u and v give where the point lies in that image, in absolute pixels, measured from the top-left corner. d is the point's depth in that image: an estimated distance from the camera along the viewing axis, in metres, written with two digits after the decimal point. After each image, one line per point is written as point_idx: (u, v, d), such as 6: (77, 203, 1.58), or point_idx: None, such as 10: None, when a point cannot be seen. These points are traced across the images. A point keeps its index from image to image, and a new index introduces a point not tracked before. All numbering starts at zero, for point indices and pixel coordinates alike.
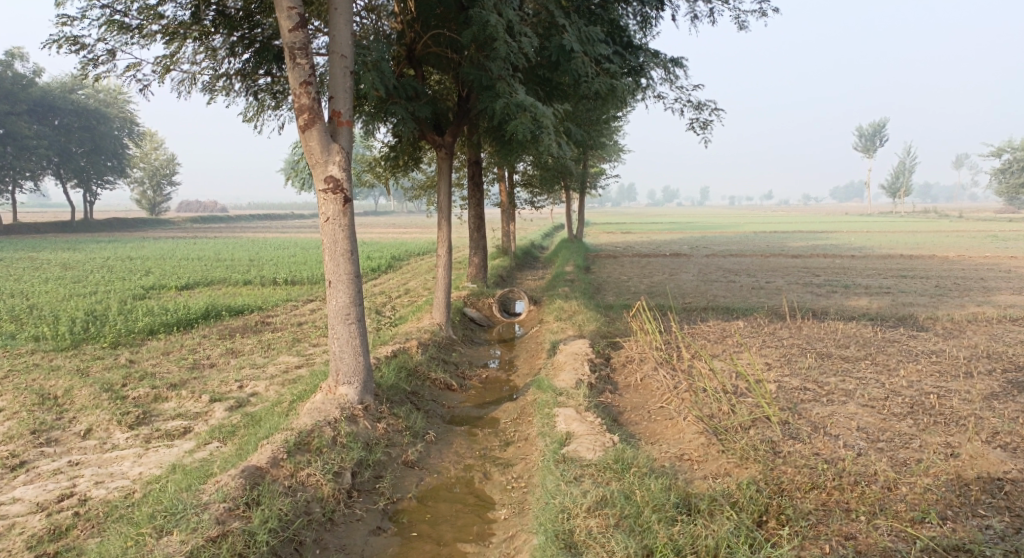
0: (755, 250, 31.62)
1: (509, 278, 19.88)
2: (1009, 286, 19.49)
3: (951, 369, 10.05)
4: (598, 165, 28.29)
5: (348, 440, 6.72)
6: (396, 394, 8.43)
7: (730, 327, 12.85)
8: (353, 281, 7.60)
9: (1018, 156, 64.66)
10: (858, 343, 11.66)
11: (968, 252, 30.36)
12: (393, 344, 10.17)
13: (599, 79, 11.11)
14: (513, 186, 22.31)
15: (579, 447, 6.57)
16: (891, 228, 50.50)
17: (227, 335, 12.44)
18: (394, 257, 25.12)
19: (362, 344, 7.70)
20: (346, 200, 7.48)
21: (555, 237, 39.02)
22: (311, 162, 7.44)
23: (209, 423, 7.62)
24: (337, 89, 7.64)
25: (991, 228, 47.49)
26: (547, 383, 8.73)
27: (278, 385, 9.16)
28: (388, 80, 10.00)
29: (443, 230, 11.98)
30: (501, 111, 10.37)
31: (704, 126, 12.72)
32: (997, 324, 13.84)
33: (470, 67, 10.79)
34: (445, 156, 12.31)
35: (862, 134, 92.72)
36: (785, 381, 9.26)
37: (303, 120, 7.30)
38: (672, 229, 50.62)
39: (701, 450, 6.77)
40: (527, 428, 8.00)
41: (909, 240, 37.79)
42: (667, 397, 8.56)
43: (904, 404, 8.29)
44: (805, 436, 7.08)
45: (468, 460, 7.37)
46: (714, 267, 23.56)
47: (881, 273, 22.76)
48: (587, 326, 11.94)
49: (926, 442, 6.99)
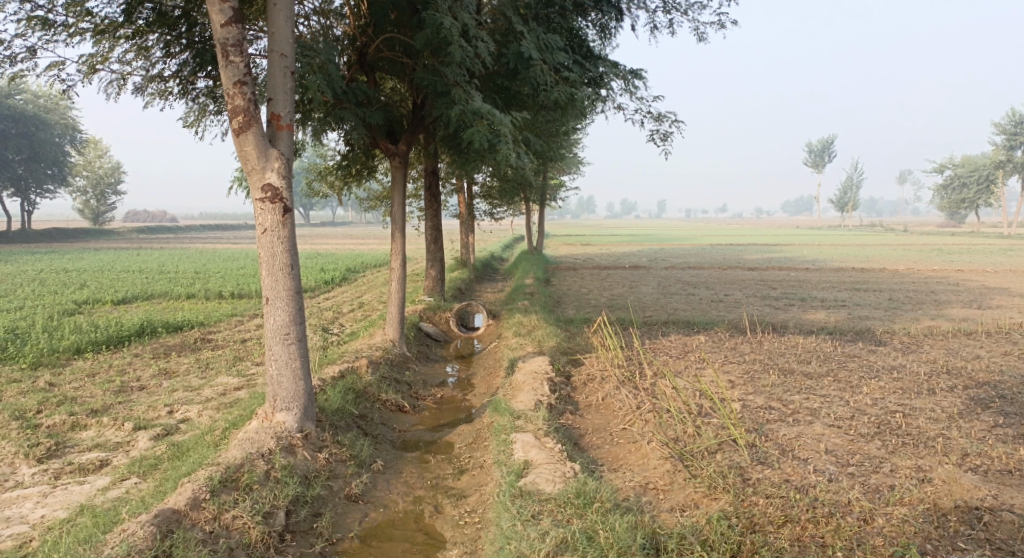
0: (711, 263, 31.65)
1: (467, 291, 19.39)
2: (960, 300, 19.72)
3: (913, 385, 9.88)
4: (557, 177, 28.03)
5: (283, 474, 6.15)
6: (341, 418, 7.85)
7: (691, 342, 12.58)
8: (294, 298, 7.01)
9: (959, 172, 66.73)
10: (819, 359, 11.46)
11: (917, 266, 30.85)
12: (341, 363, 9.58)
13: (558, 88, 10.74)
14: (471, 197, 21.82)
15: (537, 479, 6.09)
16: (842, 242, 51.32)
17: (162, 354, 11.70)
18: (348, 269, 24.37)
19: (303, 366, 7.11)
20: (286, 210, 6.91)
21: (515, 249, 38.67)
22: (246, 168, 6.84)
23: (130, 455, 7.07)
24: (276, 90, 7.06)
25: (937, 242, 48.86)
26: (503, 405, 8.23)
27: (212, 410, 8.55)
28: (336, 83, 9.44)
29: (396, 242, 11.40)
30: (457, 118, 9.92)
31: (665, 137, 12.47)
32: (952, 338, 13.85)
33: (424, 72, 10.29)
34: (400, 165, 11.78)
35: (811, 150, 94.85)
36: (749, 399, 8.94)
37: (237, 122, 6.71)
38: (628, 241, 50.75)
39: (666, 478, 6.37)
40: (482, 454, 7.50)
41: (859, 254, 38.41)
42: (630, 419, 8.17)
43: (871, 424, 8.03)
44: (774, 460, 6.72)
45: (418, 491, 6.83)
46: (672, 280, 23.40)
47: (835, 286, 22.88)
48: (546, 342, 11.50)
49: (897, 466, 6.70)
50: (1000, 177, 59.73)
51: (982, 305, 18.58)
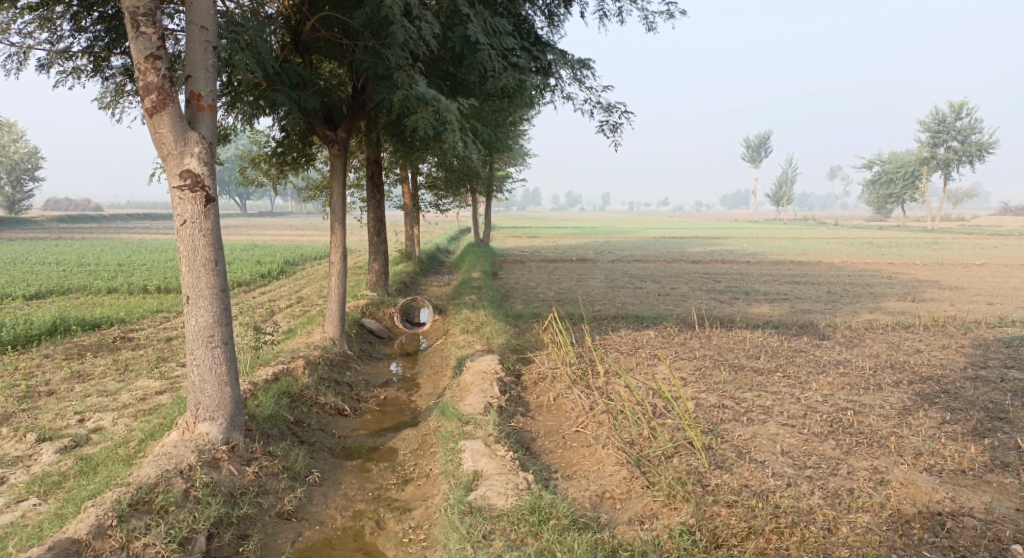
0: (656, 256, 31.87)
1: (411, 284, 18.83)
2: (894, 293, 20.18)
3: (862, 381, 9.85)
4: (503, 169, 27.59)
5: (205, 493, 5.60)
6: (274, 426, 7.27)
7: (640, 338, 12.38)
8: (218, 297, 6.39)
9: (887, 169, 69.23)
10: (767, 354, 11.38)
11: (851, 259, 31.67)
12: (275, 364, 8.97)
13: (506, 74, 10.31)
14: (415, 188, 21.19)
15: (488, 492, 5.67)
16: (779, 236, 52.36)
17: (75, 354, 10.89)
18: (286, 261, 23.50)
19: (228, 371, 6.50)
20: (208, 200, 6.28)
21: (460, 241, 38.14)
22: (162, 153, 6.18)
23: (31, 472, 6.57)
24: (196, 66, 6.38)
25: (867, 236, 50.70)
26: (451, 409, 7.77)
27: (129, 418, 7.98)
28: (266, 62, 8.75)
29: (336, 234, 10.76)
30: (400, 104, 9.40)
31: (615, 129, 12.18)
32: (892, 331, 14.04)
33: (364, 54, 9.70)
34: (339, 153, 11.11)
35: (748, 145, 96.90)
36: (702, 398, 8.72)
37: (151, 101, 6.06)
38: (574, 233, 50.76)
39: (623, 486, 6.07)
40: (428, 462, 7.05)
41: (794, 247, 39.25)
42: (582, 420, 7.87)
43: (824, 422, 7.90)
44: (731, 464, 6.47)
45: (358, 504, 6.34)
46: (619, 274, 23.32)
47: (775, 279, 23.18)
48: (494, 339, 11.09)
49: (854, 467, 6.56)
50: (924, 174, 62.13)
51: (916, 298, 19.01)
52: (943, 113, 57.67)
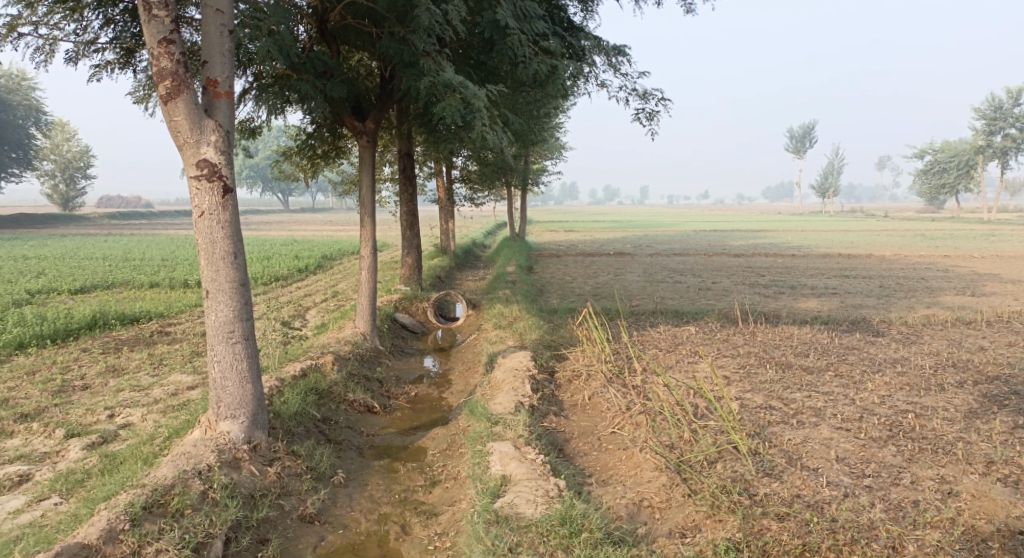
0: (698, 249, 31.11)
1: (447, 279, 18.61)
2: (951, 287, 19.20)
3: (921, 381, 9.21)
4: (540, 162, 27.19)
5: (223, 496, 5.37)
6: (299, 424, 7.03)
7: (681, 334, 11.89)
8: (237, 291, 6.15)
9: (940, 158, 66.75)
10: (817, 352, 10.78)
11: (904, 251, 30.42)
12: (304, 360, 8.76)
13: (538, 60, 9.93)
14: (451, 181, 20.94)
15: (516, 500, 5.33)
16: (826, 229, 50.76)
17: (112, 349, 10.88)
18: (324, 256, 23.52)
19: (250, 367, 6.26)
20: (225, 190, 6.05)
21: (498, 236, 37.91)
22: (178, 142, 5.96)
23: (55, 469, 6.44)
24: (212, 51, 6.14)
25: (920, 228, 48.92)
26: (480, 408, 7.44)
27: (158, 414, 7.85)
28: (290, 49, 8.52)
29: (367, 228, 10.51)
30: (427, 92, 9.11)
31: (652, 117, 11.71)
32: (952, 327, 13.24)
33: (391, 39, 9.40)
34: (369, 144, 10.84)
35: (794, 136, 94.47)
36: (747, 398, 8.23)
37: (165, 88, 5.85)
38: (613, 228, 50.06)
39: (662, 494, 5.68)
40: (456, 464, 6.73)
41: (842, 239, 37.92)
42: (619, 421, 7.47)
43: (882, 426, 7.33)
44: (781, 472, 5.99)
45: (384, 507, 6.05)
46: (659, 268, 22.73)
47: (823, 273, 22.29)
48: (528, 335, 10.73)
49: (917, 476, 6.02)
50: (981, 163, 59.67)
51: (975, 293, 18.01)
52: (1000, 98, 55.27)
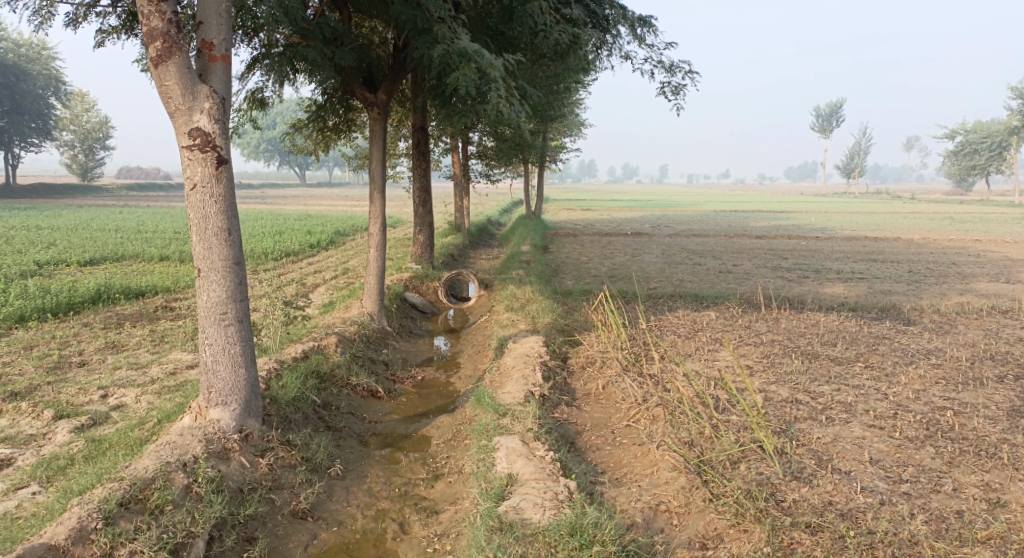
0: (718, 229, 30.42)
1: (460, 257, 18.20)
2: (984, 273, 18.46)
3: (957, 374, 8.66)
4: (557, 139, 26.54)
5: (208, 490, 5.04)
6: (297, 410, 6.67)
7: (701, 319, 11.40)
8: (231, 271, 5.75)
9: (970, 139, 64.91)
10: (845, 341, 10.24)
11: (934, 235, 29.52)
12: (307, 341, 8.39)
13: (559, 28, 9.36)
14: (466, 157, 20.43)
15: (522, 503, 4.94)
16: (849, 210, 49.66)
17: (114, 324, 10.60)
18: (337, 232, 23.14)
19: (244, 351, 5.88)
20: (219, 162, 5.63)
21: (515, 214, 37.38)
22: (168, 109, 5.53)
23: (40, 454, 6.13)
24: (208, 11, 5.66)
25: (947, 210, 47.75)
26: (487, 397, 7.03)
27: (153, 395, 7.52)
28: (294, 13, 8.02)
29: (376, 203, 10.08)
30: (440, 60, 8.61)
31: (677, 91, 11.13)
32: (987, 317, 12.60)
33: (403, 4, 8.86)
34: (379, 117, 10.30)
35: (819, 114, 92.46)
36: (772, 391, 7.75)
37: (156, 50, 5.40)
38: (632, 207, 49.33)
39: (681, 497, 5.26)
40: (461, 456, 6.35)
41: (867, 222, 36.93)
42: (634, 414, 7.03)
43: (918, 424, 6.82)
44: (811, 475, 5.53)
45: (382, 502, 5.69)
46: (677, 248, 22.12)
47: (849, 256, 21.61)
48: (541, 318, 10.29)
49: (960, 482, 5.53)
50: (1012, 144, 57.87)
51: (1010, 279, 17.28)
52: None
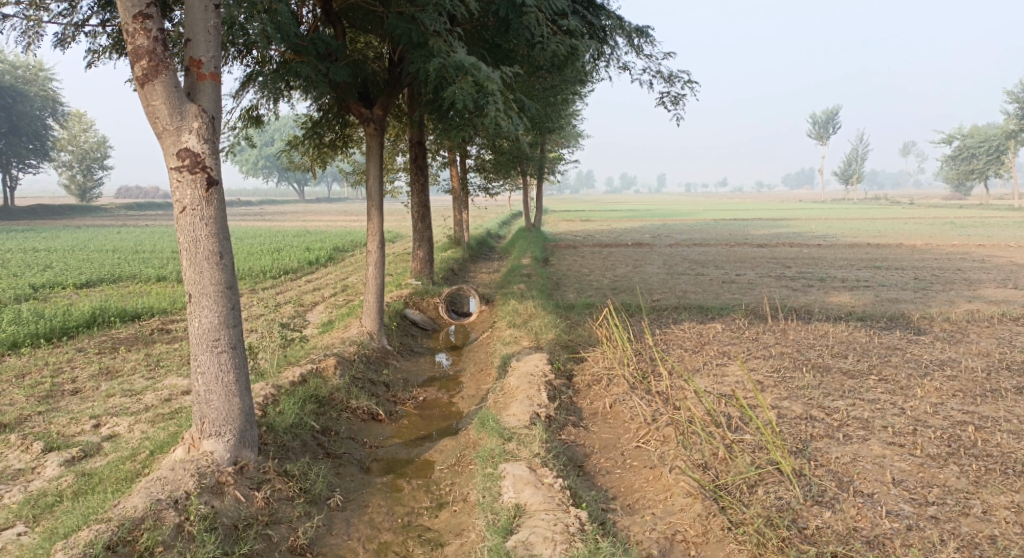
0: (720, 238, 30.21)
1: (461, 272, 17.98)
2: (991, 279, 18.22)
3: (974, 386, 8.42)
4: (556, 151, 26.38)
5: (200, 529, 4.86)
6: (295, 438, 6.42)
7: (707, 332, 11.16)
8: (224, 296, 5.53)
9: (967, 144, 64.87)
10: (856, 352, 9.99)
11: (937, 240, 29.30)
12: (305, 364, 8.16)
13: (556, 40, 9.19)
14: (464, 171, 20.27)
15: (532, 538, 4.71)
16: (850, 216, 49.42)
17: (109, 349, 10.36)
18: (336, 248, 22.93)
19: (238, 379, 5.64)
20: (209, 183, 5.42)
21: (515, 226, 37.18)
22: (156, 129, 5.33)
23: (27, 490, 5.89)
24: (196, 28, 5.47)
25: (947, 215, 47.59)
26: (492, 420, 6.78)
27: (147, 424, 7.28)
28: (287, 29, 7.85)
29: (373, 221, 9.87)
30: (437, 75, 8.43)
31: (676, 101, 10.96)
32: (999, 324, 12.35)
33: (399, 18, 8.67)
34: (376, 132, 10.08)
35: (815, 121, 92.58)
36: (785, 407, 7.51)
37: (142, 69, 5.22)
38: (632, 217, 49.13)
39: (697, 526, 5.05)
40: (465, 483, 6.10)
41: (869, 228, 36.68)
42: (644, 434, 6.79)
43: (939, 441, 6.57)
44: (833, 499, 5.28)
45: (385, 534, 5.45)
46: (679, 259, 21.92)
47: (852, 264, 21.40)
48: (544, 334, 10.06)
49: (989, 504, 5.29)
50: (1010, 148, 57.75)
51: (1018, 285, 17.04)
52: None
